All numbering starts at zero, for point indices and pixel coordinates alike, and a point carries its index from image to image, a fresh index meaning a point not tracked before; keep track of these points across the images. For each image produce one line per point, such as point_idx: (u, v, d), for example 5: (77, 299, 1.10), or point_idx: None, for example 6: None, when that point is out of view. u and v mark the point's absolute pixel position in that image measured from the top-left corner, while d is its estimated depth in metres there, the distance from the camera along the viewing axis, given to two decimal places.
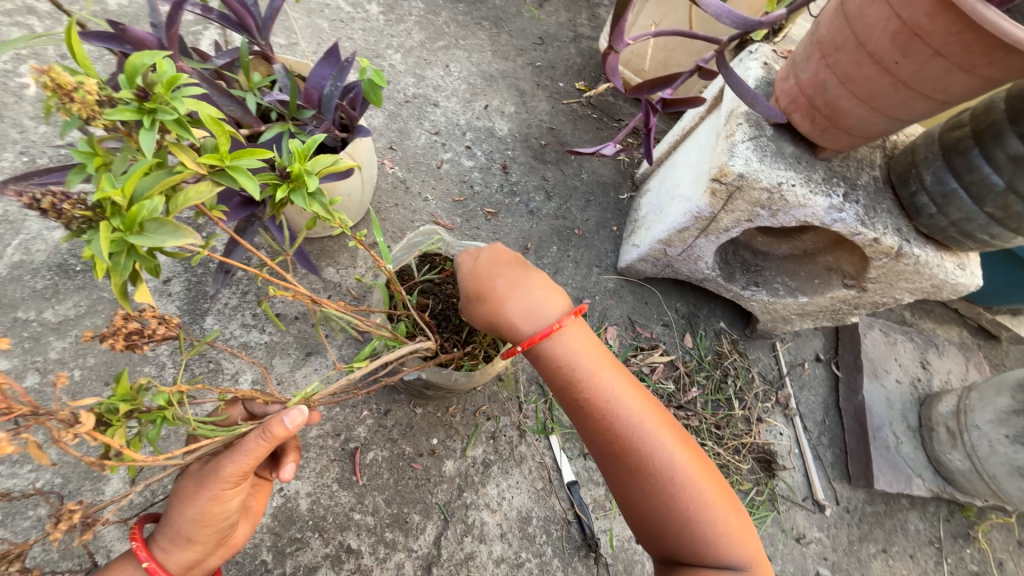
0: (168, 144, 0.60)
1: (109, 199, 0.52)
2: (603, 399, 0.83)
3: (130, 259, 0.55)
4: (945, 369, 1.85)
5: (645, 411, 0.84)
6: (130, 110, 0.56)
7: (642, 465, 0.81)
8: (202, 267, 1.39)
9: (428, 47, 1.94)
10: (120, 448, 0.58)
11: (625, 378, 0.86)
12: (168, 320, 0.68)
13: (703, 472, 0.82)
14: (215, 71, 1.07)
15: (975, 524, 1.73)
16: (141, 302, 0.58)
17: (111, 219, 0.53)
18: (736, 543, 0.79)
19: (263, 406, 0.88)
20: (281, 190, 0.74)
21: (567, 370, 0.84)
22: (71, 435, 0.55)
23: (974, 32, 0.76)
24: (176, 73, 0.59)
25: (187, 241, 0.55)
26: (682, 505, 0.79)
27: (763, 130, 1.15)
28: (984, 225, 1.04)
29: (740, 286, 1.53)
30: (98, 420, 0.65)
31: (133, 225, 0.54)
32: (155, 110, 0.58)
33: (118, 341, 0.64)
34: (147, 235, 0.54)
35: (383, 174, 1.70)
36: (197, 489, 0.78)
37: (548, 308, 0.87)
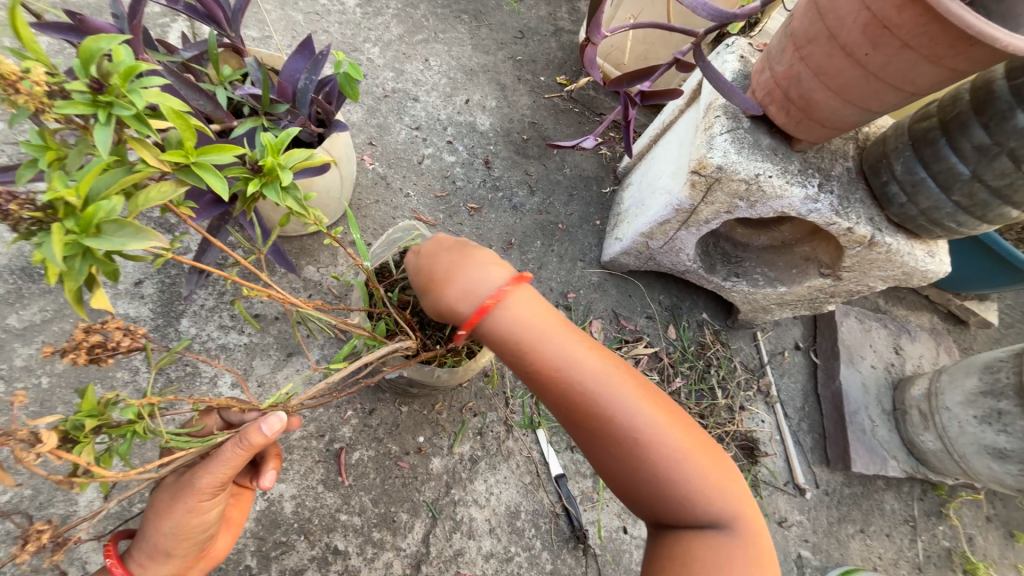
0: (128, 139, 0.58)
1: (61, 199, 0.50)
2: (554, 364, 0.78)
3: (86, 263, 0.52)
4: (917, 354, 1.91)
5: (602, 371, 0.78)
6: (82, 103, 0.54)
7: (605, 428, 0.76)
8: (175, 268, 1.34)
9: (407, 41, 1.91)
10: (87, 466, 0.56)
11: (576, 340, 0.81)
12: (133, 331, 0.65)
13: (673, 425, 0.77)
14: (182, 64, 1.03)
15: (946, 502, 1.80)
16: (99, 307, 0.55)
17: (65, 220, 0.50)
18: (716, 496, 0.75)
19: (239, 414, 0.86)
20: (252, 184, 0.72)
21: (513, 341, 0.79)
22: (31, 456, 0.53)
23: (940, 24, 0.78)
24: (134, 63, 0.56)
25: (151, 243, 0.54)
26: (653, 463, 0.75)
27: (740, 122, 1.17)
28: (951, 213, 1.07)
29: (721, 277, 1.56)
30: (64, 437, 0.62)
31: (89, 227, 0.51)
32: (111, 103, 0.55)
33: (80, 355, 0.61)
34: (105, 238, 0.52)
35: (363, 170, 1.68)
36: (173, 503, 0.76)
37: (485, 279, 0.80)
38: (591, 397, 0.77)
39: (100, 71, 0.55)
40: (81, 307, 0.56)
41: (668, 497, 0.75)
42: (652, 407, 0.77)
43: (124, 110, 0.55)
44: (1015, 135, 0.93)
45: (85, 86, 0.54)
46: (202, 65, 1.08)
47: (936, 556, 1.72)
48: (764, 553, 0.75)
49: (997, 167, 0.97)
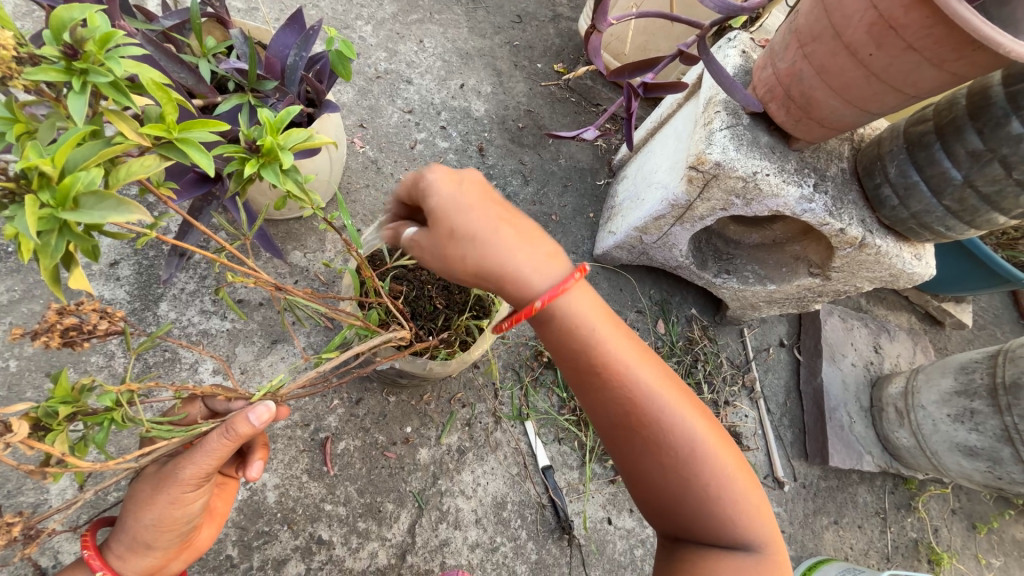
0: (105, 111, 0.54)
1: (35, 168, 0.46)
2: (617, 369, 0.75)
3: (63, 239, 0.48)
4: (895, 353, 1.97)
5: (664, 381, 0.76)
6: (55, 70, 0.50)
7: (661, 440, 0.74)
8: (153, 249, 1.28)
9: (401, 20, 1.85)
10: (61, 456, 0.54)
11: (639, 345, 0.79)
12: (111, 314, 0.62)
13: (724, 446, 0.76)
14: (161, 33, 0.96)
15: (916, 496, 1.87)
16: (77, 287, 0.51)
17: (40, 192, 0.47)
18: (756, 520, 0.74)
19: (224, 403, 0.83)
20: (251, 165, 0.68)
21: (576, 339, 0.75)
22: (1, 445, 0.50)
23: (946, 27, 0.78)
24: (110, 28, 0.51)
25: (133, 216, 0.49)
26: (703, 480, 0.73)
27: (740, 119, 1.16)
28: (941, 217, 1.09)
29: (712, 273, 1.57)
30: (36, 424, 0.59)
31: (66, 201, 0.47)
32: (86, 71, 0.51)
33: (53, 339, 0.58)
34: (83, 211, 0.48)
35: (353, 154, 1.62)
36: (155, 493, 0.74)
37: (548, 271, 0.74)
38: (652, 409, 0.74)
39: (73, 37, 0.51)
40: (58, 287, 0.52)
41: (705, 517, 0.73)
42: (708, 426, 0.75)
43: (102, 78, 0.51)
44: (1008, 142, 0.94)
45: (57, 52, 0.50)
46: (184, 35, 1.01)
47: (904, 547, 1.79)
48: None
49: (988, 173, 0.98)
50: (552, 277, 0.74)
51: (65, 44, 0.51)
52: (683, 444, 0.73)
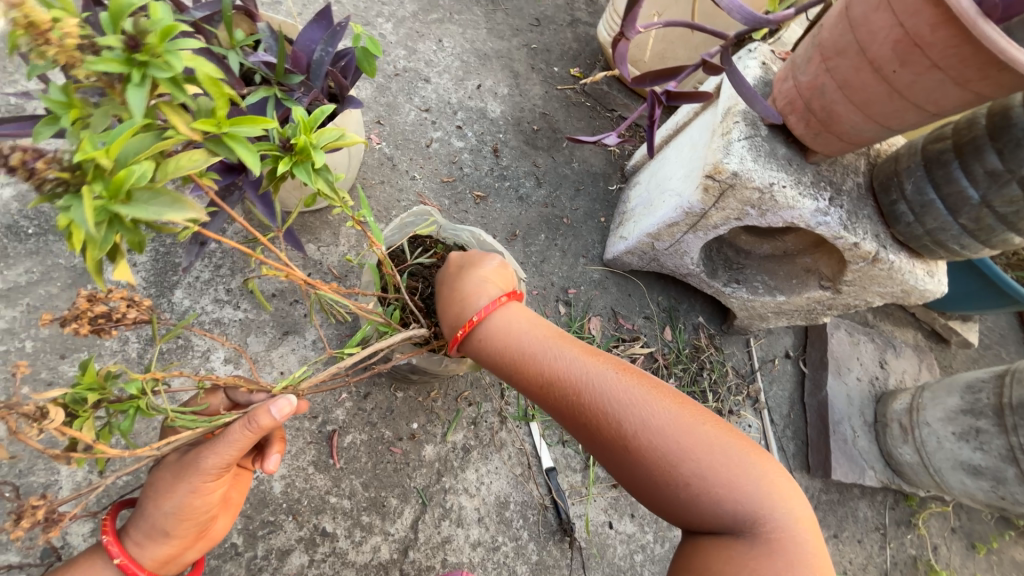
0: (160, 103, 0.55)
1: (92, 160, 0.48)
2: (542, 375, 0.90)
3: (113, 232, 0.50)
4: (900, 369, 1.97)
5: (591, 375, 0.88)
6: (115, 60, 0.50)
7: (598, 432, 0.84)
8: (171, 237, 1.30)
9: (421, 19, 1.86)
10: (91, 443, 0.55)
11: (566, 349, 0.93)
12: (139, 302, 0.63)
13: (672, 426, 0.80)
14: (192, 24, 0.96)
15: (916, 512, 1.87)
16: (121, 279, 0.53)
17: (93, 184, 0.48)
18: (726, 498, 0.75)
19: (245, 394, 0.84)
20: (285, 163, 0.70)
21: (503, 354, 0.94)
22: (37, 430, 0.52)
23: (972, 46, 0.78)
24: (171, 22, 0.52)
25: (185, 215, 0.51)
26: (655, 465, 0.78)
27: (758, 130, 1.16)
28: (956, 236, 1.09)
29: (722, 282, 1.57)
30: (63, 409, 0.60)
31: (118, 193, 0.49)
32: (146, 63, 0.52)
33: (84, 325, 0.59)
34: (136, 207, 0.49)
35: (370, 150, 1.63)
36: (176, 481, 0.75)
37: (473, 302, 0.98)
38: (581, 404, 0.86)
39: (135, 28, 0.52)
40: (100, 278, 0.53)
41: (675, 500, 0.78)
42: (646, 411, 0.82)
43: (162, 72, 0.52)
44: None
45: (119, 43, 0.50)
46: (213, 27, 1.02)
47: (903, 564, 1.79)
48: (800, 567, 0.70)
49: (1005, 193, 0.99)
50: (476, 304, 0.97)
51: (128, 34, 0.51)
52: (618, 433, 0.82)
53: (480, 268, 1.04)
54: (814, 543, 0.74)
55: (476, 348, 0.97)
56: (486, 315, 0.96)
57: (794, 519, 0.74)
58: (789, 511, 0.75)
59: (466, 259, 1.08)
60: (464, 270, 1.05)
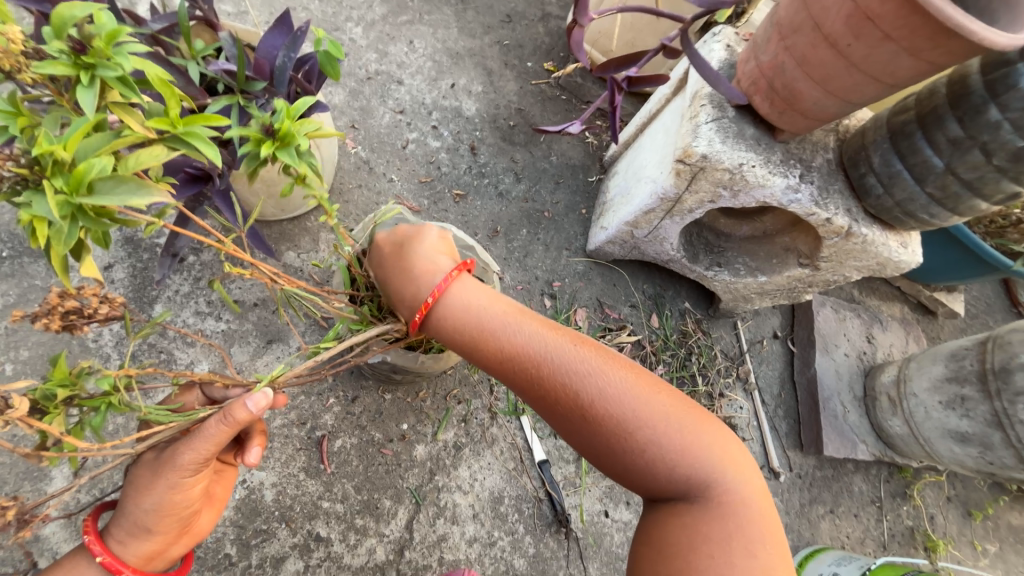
0: (109, 103, 0.56)
1: (49, 155, 0.48)
2: (501, 351, 0.89)
3: (77, 225, 0.50)
4: (888, 342, 1.99)
5: (550, 351, 0.87)
6: (64, 63, 0.53)
7: (557, 404, 0.84)
8: (148, 252, 1.29)
9: (391, 22, 1.86)
10: (60, 435, 0.55)
11: (525, 325, 0.90)
12: (111, 299, 0.64)
13: (628, 395, 0.81)
14: (150, 36, 0.97)
15: (911, 483, 1.88)
16: (90, 274, 0.53)
17: (54, 179, 0.48)
18: (679, 462, 0.78)
19: (222, 390, 0.84)
20: (268, 147, 0.73)
21: (463, 330, 0.90)
22: (1, 422, 0.52)
23: (920, 16, 0.79)
24: (116, 26, 0.55)
25: (153, 200, 0.51)
26: (613, 432, 0.80)
27: (725, 112, 1.17)
28: (924, 205, 1.10)
29: (704, 266, 1.58)
30: (33, 407, 0.60)
31: (80, 187, 0.49)
32: (94, 65, 0.54)
33: (53, 321, 0.59)
34: (99, 197, 0.49)
35: (345, 154, 1.64)
36: (155, 478, 0.75)
37: (427, 281, 0.93)
38: (542, 377, 0.85)
39: (82, 34, 0.55)
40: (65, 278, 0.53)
41: (631, 468, 0.80)
42: (603, 378, 0.83)
43: (109, 72, 0.55)
44: (987, 129, 0.96)
45: (67, 47, 0.53)
46: (173, 38, 1.02)
47: (900, 535, 1.81)
48: (747, 527, 0.74)
49: (969, 160, 1.00)
50: (430, 282, 0.92)
51: (74, 41, 0.54)
52: (576, 403, 0.82)
53: (426, 241, 0.98)
54: (762, 508, 0.77)
55: (434, 327, 0.94)
56: (442, 293, 0.91)
57: (742, 482, 0.77)
58: (739, 478, 0.78)
59: (400, 237, 1.01)
60: (404, 246, 0.99)
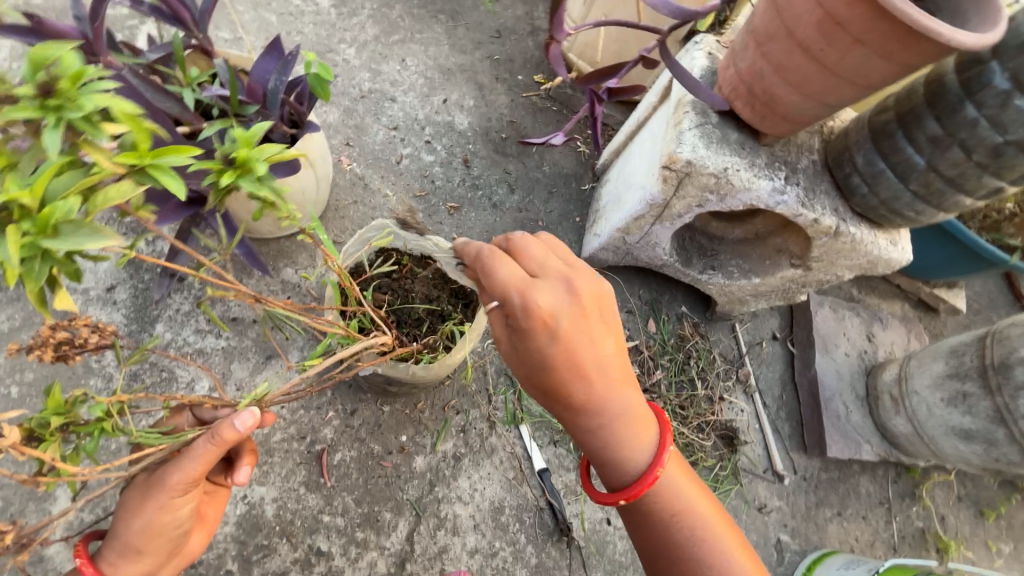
0: (80, 142, 0.56)
1: (16, 201, 0.50)
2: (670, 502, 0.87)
3: (45, 265, 0.52)
4: (889, 341, 1.98)
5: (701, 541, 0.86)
6: (31, 108, 0.52)
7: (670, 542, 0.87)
8: (148, 272, 1.33)
9: (383, 41, 1.91)
10: (51, 462, 0.55)
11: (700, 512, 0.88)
12: (101, 329, 0.65)
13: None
14: (148, 66, 1.03)
15: (920, 483, 1.85)
16: (63, 309, 0.55)
17: (20, 222, 0.50)
18: None
19: (211, 410, 0.85)
20: (227, 175, 0.72)
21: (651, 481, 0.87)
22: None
23: (887, 20, 0.81)
24: (78, 65, 0.53)
25: (108, 244, 0.54)
26: None
27: (708, 118, 1.19)
28: (909, 203, 1.11)
29: (697, 270, 1.59)
30: (28, 436, 0.61)
31: (46, 228, 0.51)
32: (60, 106, 0.53)
33: (46, 352, 0.62)
34: (62, 239, 0.51)
35: (341, 171, 1.68)
36: (144, 499, 0.76)
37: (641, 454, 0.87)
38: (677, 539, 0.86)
39: (48, 74, 0.53)
40: (43, 309, 0.55)
41: None
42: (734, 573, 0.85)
43: (74, 113, 0.53)
44: (965, 127, 0.98)
45: (32, 90, 0.52)
46: (170, 67, 1.07)
47: (910, 536, 1.78)
48: None
49: (950, 157, 1.01)
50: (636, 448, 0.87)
51: (41, 81, 0.53)
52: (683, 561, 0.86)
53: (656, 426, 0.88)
54: None
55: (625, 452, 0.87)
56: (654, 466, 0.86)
57: None
58: None
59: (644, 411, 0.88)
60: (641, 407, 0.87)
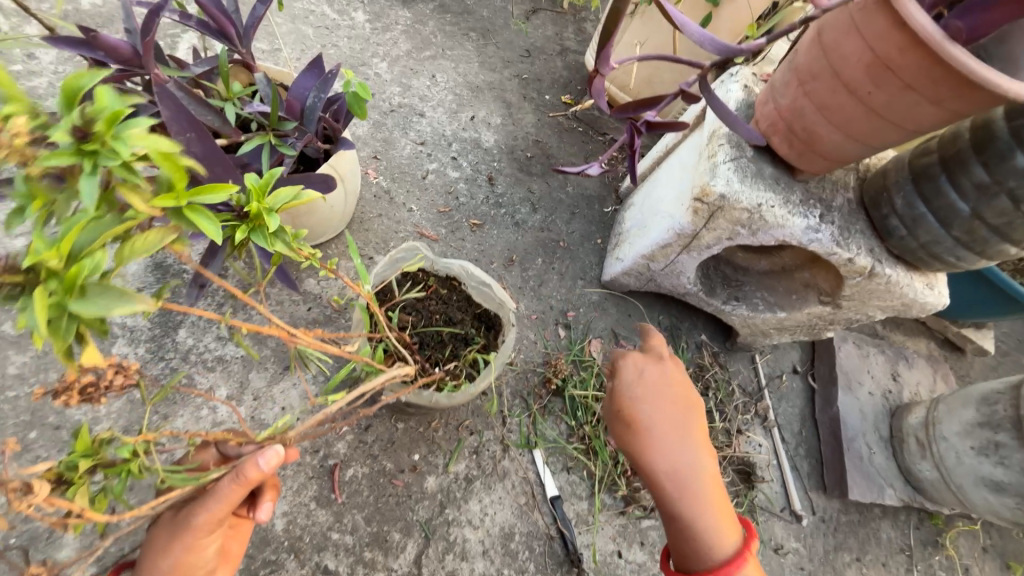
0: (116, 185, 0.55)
1: (43, 262, 0.50)
2: None
3: (71, 322, 0.52)
4: (914, 381, 1.92)
5: None
6: (65, 152, 0.52)
7: None
8: (175, 277, 1.34)
9: (415, 57, 1.93)
10: (81, 510, 0.57)
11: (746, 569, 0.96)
12: (126, 369, 0.66)
13: None
14: (192, 79, 1.05)
15: (943, 531, 1.79)
16: (89, 361, 0.56)
17: (48, 283, 0.51)
18: None
19: (235, 447, 0.84)
20: (242, 231, 0.76)
21: None
22: (25, 504, 0.53)
23: (942, 68, 0.79)
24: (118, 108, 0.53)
25: (134, 306, 0.53)
26: None
27: (743, 152, 1.18)
28: (950, 248, 1.08)
29: (721, 301, 1.57)
30: (58, 478, 0.65)
31: (72, 288, 0.51)
32: (95, 152, 0.52)
33: (72, 397, 0.62)
34: (88, 302, 0.52)
35: (367, 184, 1.69)
36: (171, 540, 0.78)
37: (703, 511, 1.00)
38: None
39: (83, 118, 0.53)
40: (70, 359, 0.57)
41: None
42: None
43: (110, 160, 0.53)
44: (1014, 175, 0.95)
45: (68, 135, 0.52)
46: (212, 81, 1.08)
47: None
48: None
49: (996, 206, 0.98)
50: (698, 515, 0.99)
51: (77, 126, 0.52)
52: None
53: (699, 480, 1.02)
54: None
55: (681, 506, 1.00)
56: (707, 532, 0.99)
57: None
58: None
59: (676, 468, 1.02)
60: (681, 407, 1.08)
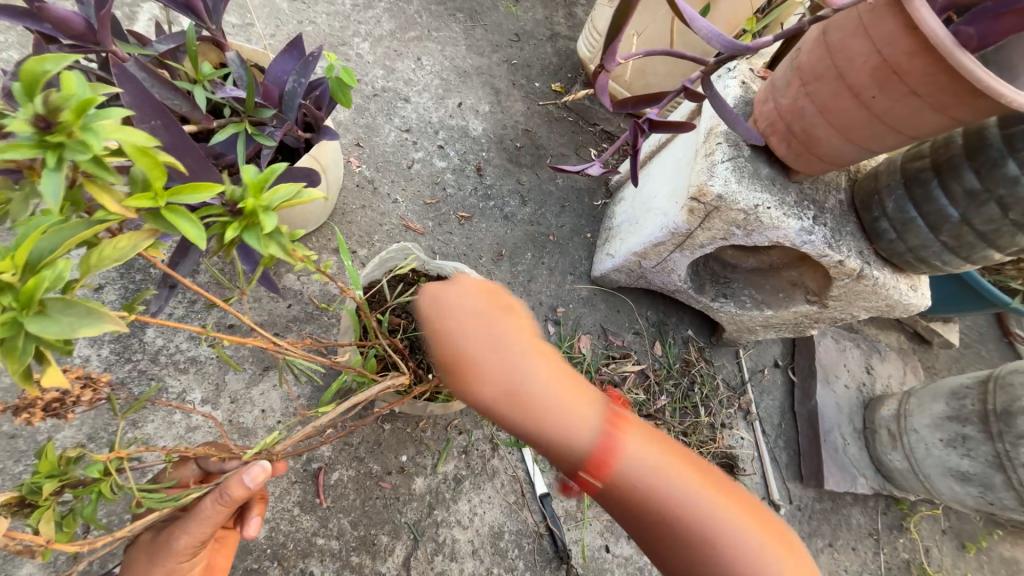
0: (85, 182, 0.52)
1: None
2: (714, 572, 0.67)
3: (30, 341, 0.46)
4: (886, 373, 2.00)
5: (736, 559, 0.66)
6: (26, 145, 0.47)
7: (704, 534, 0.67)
8: (141, 273, 1.25)
9: (399, 38, 1.83)
10: (45, 543, 0.54)
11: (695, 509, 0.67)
12: (93, 381, 0.63)
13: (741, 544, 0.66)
14: (155, 58, 0.94)
15: (907, 516, 1.88)
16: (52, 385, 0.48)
17: (2, 295, 0.45)
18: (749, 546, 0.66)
19: (218, 462, 0.80)
20: (230, 231, 0.62)
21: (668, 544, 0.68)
22: None
23: (948, 75, 0.78)
24: (86, 96, 0.48)
25: (102, 326, 0.47)
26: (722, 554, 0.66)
27: (741, 151, 1.16)
28: (937, 252, 1.10)
29: (709, 297, 1.58)
30: (20, 503, 0.59)
31: (30, 303, 0.46)
32: (62, 144, 0.48)
33: (36, 414, 0.59)
34: (51, 319, 0.46)
35: (350, 173, 1.60)
36: (150, 565, 0.73)
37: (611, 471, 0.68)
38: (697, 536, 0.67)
39: (46, 105, 0.47)
40: (31, 384, 0.50)
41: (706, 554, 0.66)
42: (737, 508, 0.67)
43: (77, 154, 0.48)
44: (1005, 183, 0.95)
45: (29, 125, 0.47)
46: (178, 60, 0.99)
47: (896, 569, 1.80)
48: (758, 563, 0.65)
49: (985, 213, 0.99)
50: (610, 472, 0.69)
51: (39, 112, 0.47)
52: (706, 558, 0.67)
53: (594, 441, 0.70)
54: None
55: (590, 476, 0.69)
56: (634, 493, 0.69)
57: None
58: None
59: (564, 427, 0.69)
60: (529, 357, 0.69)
